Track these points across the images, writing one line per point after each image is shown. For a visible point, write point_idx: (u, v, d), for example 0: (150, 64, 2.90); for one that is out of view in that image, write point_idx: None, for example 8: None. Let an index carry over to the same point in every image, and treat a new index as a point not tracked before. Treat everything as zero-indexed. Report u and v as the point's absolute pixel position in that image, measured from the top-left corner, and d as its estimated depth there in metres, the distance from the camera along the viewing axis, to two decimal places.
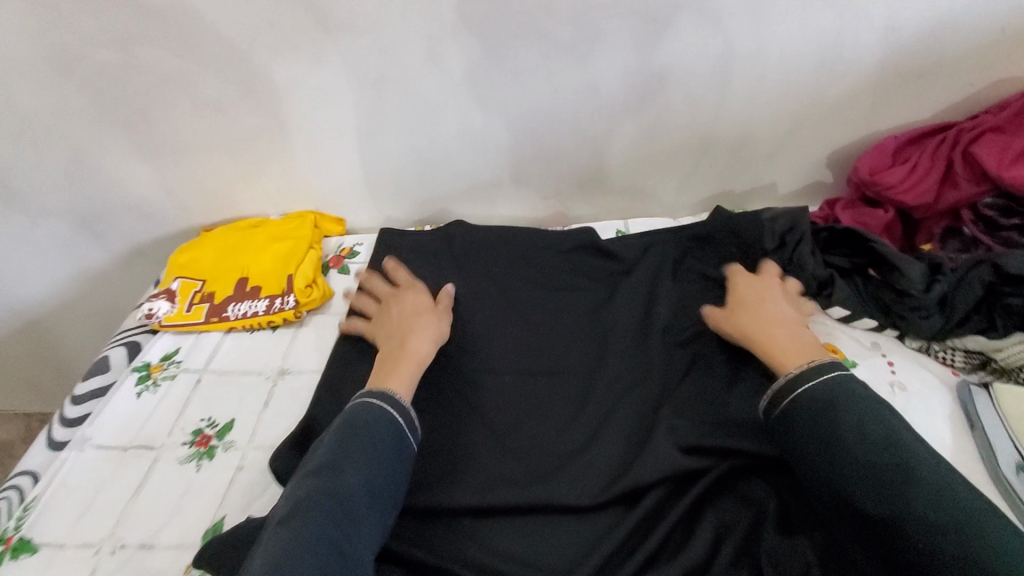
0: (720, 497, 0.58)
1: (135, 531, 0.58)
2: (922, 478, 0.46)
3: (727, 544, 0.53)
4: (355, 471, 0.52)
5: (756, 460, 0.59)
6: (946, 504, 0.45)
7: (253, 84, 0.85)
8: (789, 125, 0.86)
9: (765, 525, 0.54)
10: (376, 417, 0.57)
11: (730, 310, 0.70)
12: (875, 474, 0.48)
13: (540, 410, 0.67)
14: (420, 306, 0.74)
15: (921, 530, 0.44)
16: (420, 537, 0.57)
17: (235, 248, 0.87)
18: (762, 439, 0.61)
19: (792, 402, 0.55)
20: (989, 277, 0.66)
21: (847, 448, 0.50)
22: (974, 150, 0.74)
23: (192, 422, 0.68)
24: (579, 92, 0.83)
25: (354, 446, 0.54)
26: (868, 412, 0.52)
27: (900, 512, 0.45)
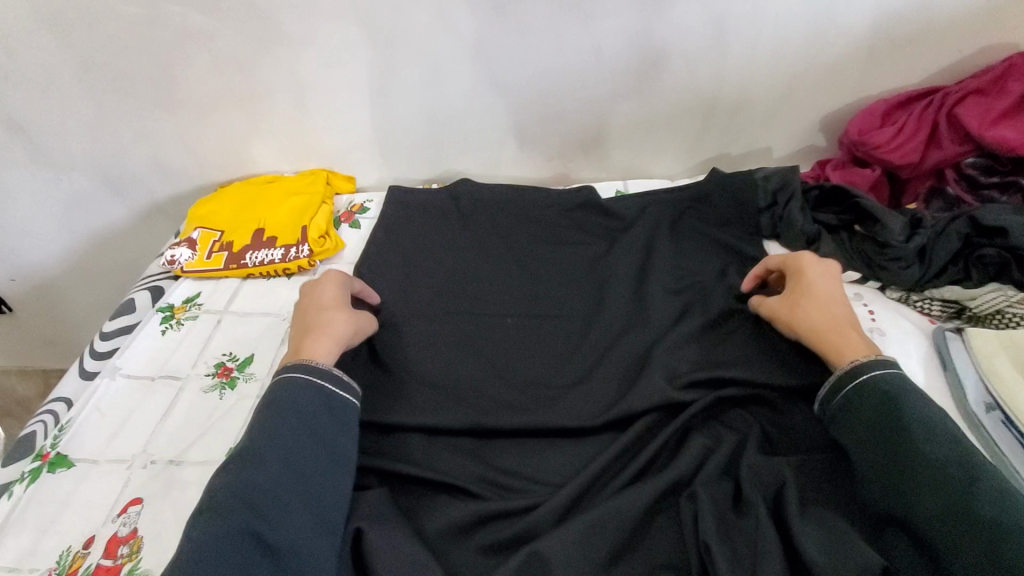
0: (709, 423, 0.63)
1: (163, 449, 0.63)
2: (988, 485, 0.47)
3: (712, 460, 0.58)
4: (277, 455, 0.53)
5: (741, 393, 0.64)
6: (1011, 510, 0.46)
7: (270, 40, 0.88)
8: (784, 90, 0.89)
9: (748, 445, 0.60)
10: (295, 390, 0.58)
11: (793, 302, 0.66)
12: (941, 473, 0.49)
13: (540, 351, 0.72)
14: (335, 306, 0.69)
15: (984, 531, 0.45)
16: (430, 460, 0.62)
17: (253, 201, 0.92)
18: (747, 373, 0.66)
19: (858, 390, 0.56)
20: (966, 230, 0.71)
21: (913, 442, 0.51)
22: (958, 112, 0.77)
23: (214, 356, 0.73)
24: (583, 53, 0.86)
25: (278, 427, 0.54)
26: (932, 413, 0.53)
27: (963, 511, 0.46)
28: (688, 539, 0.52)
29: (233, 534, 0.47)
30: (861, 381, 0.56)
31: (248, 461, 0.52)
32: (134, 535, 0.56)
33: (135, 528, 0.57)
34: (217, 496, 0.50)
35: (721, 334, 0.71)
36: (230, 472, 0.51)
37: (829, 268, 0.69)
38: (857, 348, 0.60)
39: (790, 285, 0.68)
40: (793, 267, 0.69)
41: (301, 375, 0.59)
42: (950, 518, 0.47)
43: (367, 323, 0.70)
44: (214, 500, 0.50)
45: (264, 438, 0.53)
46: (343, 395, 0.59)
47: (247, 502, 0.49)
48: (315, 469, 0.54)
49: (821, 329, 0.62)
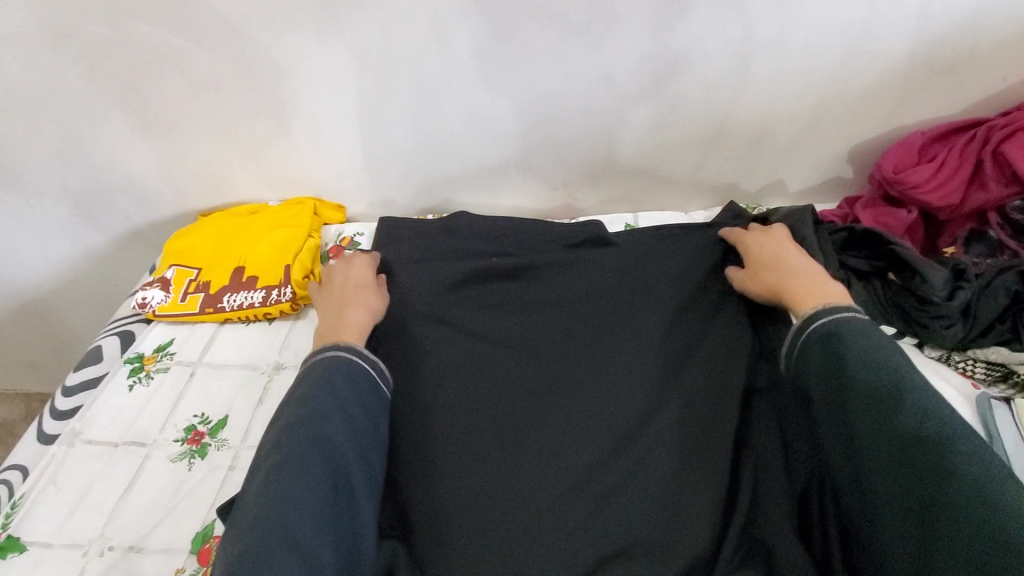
0: (733, 504, 0.57)
1: (124, 533, 0.57)
2: (916, 399, 0.47)
3: (728, 540, 0.55)
4: (339, 417, 0.55)
5: (757, 446, 0.61)
6: (930, 421, 0.46)
7: (251, 63, 0.81)
8: (809, 118, 0.82)
9: (774, 522, 0.55)
10: (336, 364, 0.59)
11: (749, 272, 0.70)
12: (876, 401, 0.48)
13: (541, 410, 0.65)
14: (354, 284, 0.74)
15: (902, 444, 0.46)
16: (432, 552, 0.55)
17: (231, 235, 0.85)
18: (771, 432, 0.61)
19: (810, 344, 0.56)
20: (1016, 285, 0.64)
21: (846, 372, 0.51)
22: (1007, 150, 0.70)
23: (185, 418, 0.67)
24: (591, 78, 0.79)
25: (315, 386, 0.56)
26: (870, 343, 0.52)
27: (891, 429, 0.47)
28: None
29: (312, 489, 0.49)
30: (809, 330, 0.57)
31: (311, 415, 0.53)
32: None
33: None
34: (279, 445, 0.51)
35: (744, 395, 0.64)
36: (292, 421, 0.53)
37: (773, 235, 0.72)
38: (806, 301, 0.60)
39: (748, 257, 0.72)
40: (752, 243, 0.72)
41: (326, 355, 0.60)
42: (884, 440, 0.47)
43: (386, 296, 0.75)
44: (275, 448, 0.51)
45: (323, 397, 0.55)
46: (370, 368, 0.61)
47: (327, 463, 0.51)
48: (368, 438, 0.56)
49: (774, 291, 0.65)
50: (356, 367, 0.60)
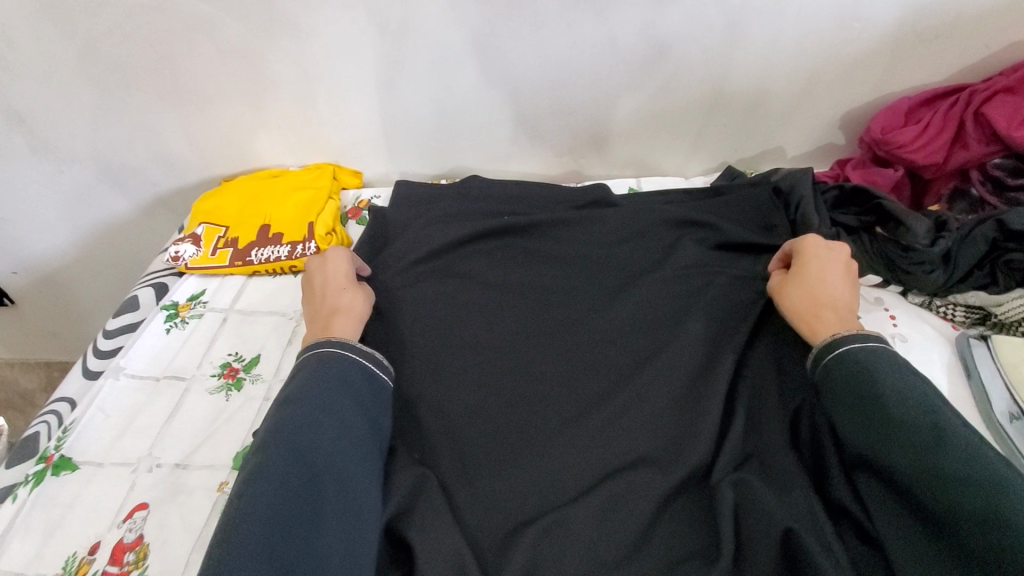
0: (728, 428, 0.62)
1: (170, 453, 0.62)
2: (954, 439, 0.48)
3: (723, 454, 0.59)
4: (330, 424, 0.55)
5: (759, 379, 0.66)
6: (973, 460, 0.46)
7: (275, 31, 0.86)
8: (803, 86, 0.87)
9: (765, 438, 0.60)
10: (336, 368, 0.60)
11: (792, 277, 0.68)
12: (910, 441, 0.49)
13: (551, 348, 0.70)
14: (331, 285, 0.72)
15: (946, 481, 0.46)
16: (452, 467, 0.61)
17: (256, 196, 0.89)
18: (772, 366, 0.67)
19: (832, 360, 0.58)
20: (993, 234, 0.68)
21: (883, 405, 0.51)
22: (986, 111, 0.74)
23: (220, 357, 0.72)
24: (597, 46, 0.84)
25: (307, 403, 0.56)
26: (900, 377, 0.53)
27: (933, 472, 0.47)
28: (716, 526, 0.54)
29: (293, 493, 0.49)
30: (838, 355, 0.57)
31: (298, 425, 0.54)
32: (140, 542, 0.55)
33: (142, 535, 0.56)
34: (256, 453, 0.52)
35: (746, 339, 0.69)
36: (275, 434, 0.53)
37: (834, 251, 0.69)
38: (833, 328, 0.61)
39: (795, 266, 0.69)
40: (804, 252, 0.69)
41: (336, 354, 0.61)
42: (921, 478, 0.47)
43: (368, 294, 0.73)
44: (252, 460, 0.51)
45: (312, 410, 0.55)
46: (361, 364, 0.61)
47: (299, 465, 0.51)
48: (364, 443, 0.56)
49: (806, 308, 0.64)
50: (356, 368, 0.61)
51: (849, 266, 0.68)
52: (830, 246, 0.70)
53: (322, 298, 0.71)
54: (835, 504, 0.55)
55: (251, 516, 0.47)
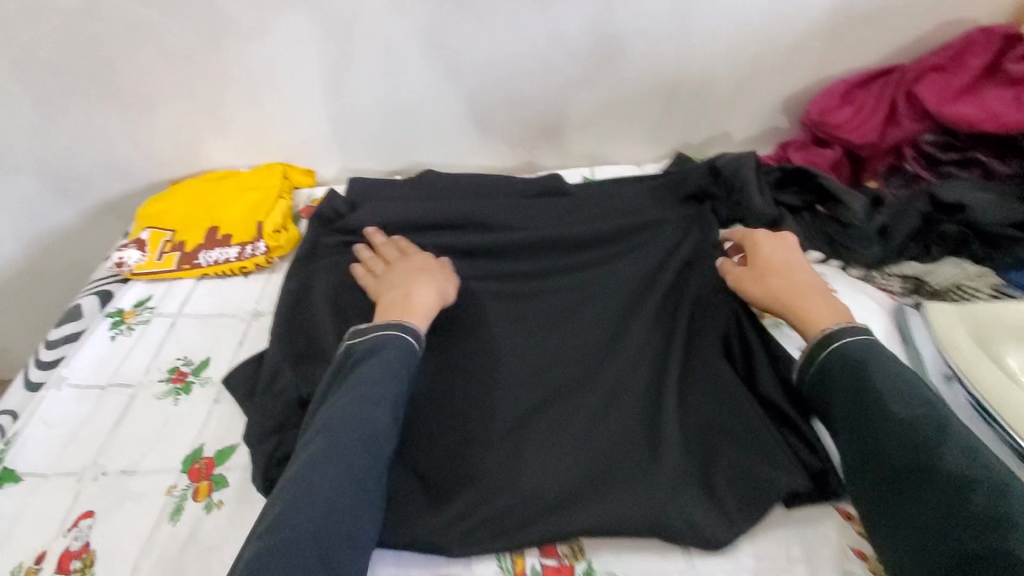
0: (664, 370, 0.63)
1: (116, 460, 0.60)
2: (955, 442, 0.47)
3: (669, 395, 0.60)
4: (369, 435, 0.52)
5: (703, 305, 0.70)
6: (973, 466, 0.45)
7: (219, 32, 0.84)
8: (744, 72, 0.89)
9: (714, 406, 0.60)
10: (401, 354, 0.58)
11: (756, 265, 0.67)
12: (912, 424, 0.49)
13: (504, 331, 0.69)
14: (413, 264, 0.73)
15: (947, 487, 0.45)
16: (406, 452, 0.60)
17: (204, 198, 0.88)
18: (718, 308, 0.69)
19: (830, 353, 0.56)
20: (926, 208, 0.70)
21: (885, 406, 0.50)
22: (916, 89, 0.76)
23: (168, 362, 0.70)
24: (542, 38, 0.85)
25: (372, 386, 0.54)
26: (899, 377, 0.52)
27: (932, 473, 0.46)
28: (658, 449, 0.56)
29: (316, 519, 0.46)
30: (840, 347, 0.56)
31: (359, 409, 0.53)
32: (87, 549, 0.54)
33: (88, 542, 0.54)
34: (320, 430, 0.52)
35: (691, 311, 0.69)
36: (340, 411, 0.53)
37: (784, 242, 0.69)
38: (810, 312, 0.61)
39: (753, 261, 0.68)
40: (757, 247, 0.69)
41: (398, 338, 0.59)
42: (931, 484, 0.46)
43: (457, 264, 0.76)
44: (312, 436, 0.52)
45: (379, 406, 0.53)
46: (396, 356, 0.58)
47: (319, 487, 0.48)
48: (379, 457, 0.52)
49: (779, 292, 0.64)
50: (395, 363, 0.57)
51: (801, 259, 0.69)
52: (779, 239, 0.70)
53: (405, 273, 0.71)
54: (764, 398, 0.60)
55: (306, 505, 0.47)
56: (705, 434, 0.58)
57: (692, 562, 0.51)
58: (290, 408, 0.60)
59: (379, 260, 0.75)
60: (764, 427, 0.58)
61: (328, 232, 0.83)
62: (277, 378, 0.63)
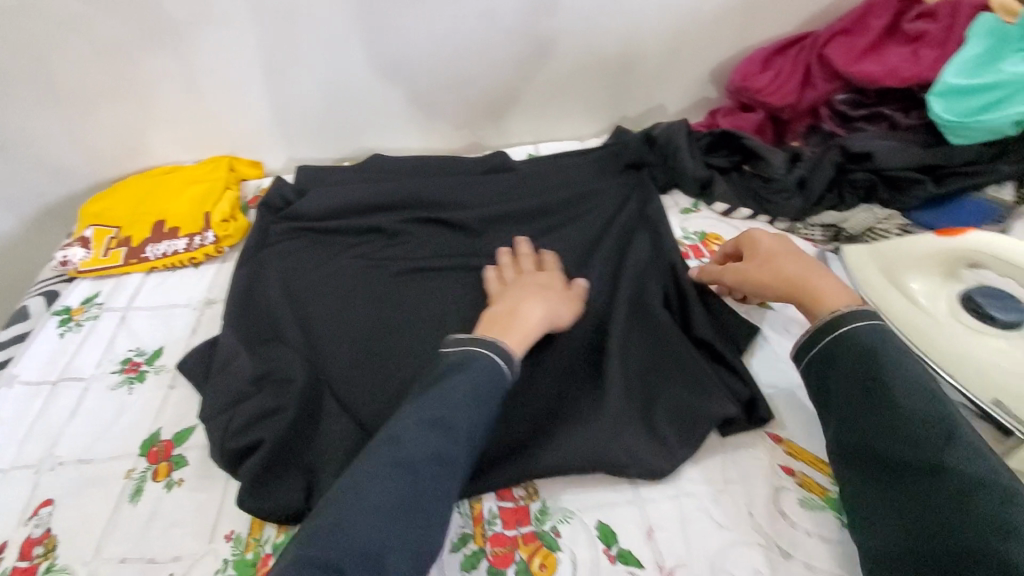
0: (607, 320, 0.66)
1: (73, 449, 0.61)
2: (963, 440, 0.44)
3: (611, 341, 0.63)
4: (429, 453, 0.46)
5: (647, 262, 0.73)
6: (982, 466, 0.43)
7: (153, 25, 0.84)
8: (673, 43, 0.93)
9: (653, 351, 0.64)
10: (488, 371, 0.51)
11: (759, 255, 0.62)
12: (921, 420, 0.46)
13: (454, 298, 0.71)
14: (542, 278, 0.66)
15: (954, 490, 0.42)
16: (355, 407, 0.60)
17: (148, 193, 0.87)
18: (657, 264, 0.72)
19: (837, 339, 0.52)
20: (839, 158, 0.76)
21: (896, 402, 0.47)
22: (826, 52, 0.82)
23: (121, 353, 0.70)
24: (477, 18, 0.87)
25: (451, 406, 0.48)
26: (910, 367, 0.49)
27: (941, 475, 0.43)
28: (602, 386, 0.60)
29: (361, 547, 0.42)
30: (847, 333, 0.52)
31: (433, 429, 0.47)
32: (49, 534, 0.54)
33: (49, 528, 0.55)
34: (386, 443, 0.47)
35: (629, 263, 0.72)
36: (415, 426, 0.47)
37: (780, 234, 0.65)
38: (831, 292, 0.55)
39: (752, 249, 0.63)
40: (752, 235, 0.65)
41: (488, 358, 0.52)
42: (940, 487, 0.43)
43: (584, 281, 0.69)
44: (377, 446, 0.47)
45: (459, 417, 0.48)
46: (487, 371, 0.51)
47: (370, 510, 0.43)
48: (444, 478, 0.46)
49: (792, 274, 0.58)
50: (486, 387, 0.51)
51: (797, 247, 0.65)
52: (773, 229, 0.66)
53: (525, 288, 0.64)
54: (700, 340, 0.64)
55: (354, 524, 0.43)
56: (648, 376, 0.62)
57: (637, 492, 0.55)
58: (245, 383, 0.61)
59: (512, 269, 0.70)
60: (699, 364, 0.62)
61: (276, 219, 0.83)
62: (232, 357, 0.64)
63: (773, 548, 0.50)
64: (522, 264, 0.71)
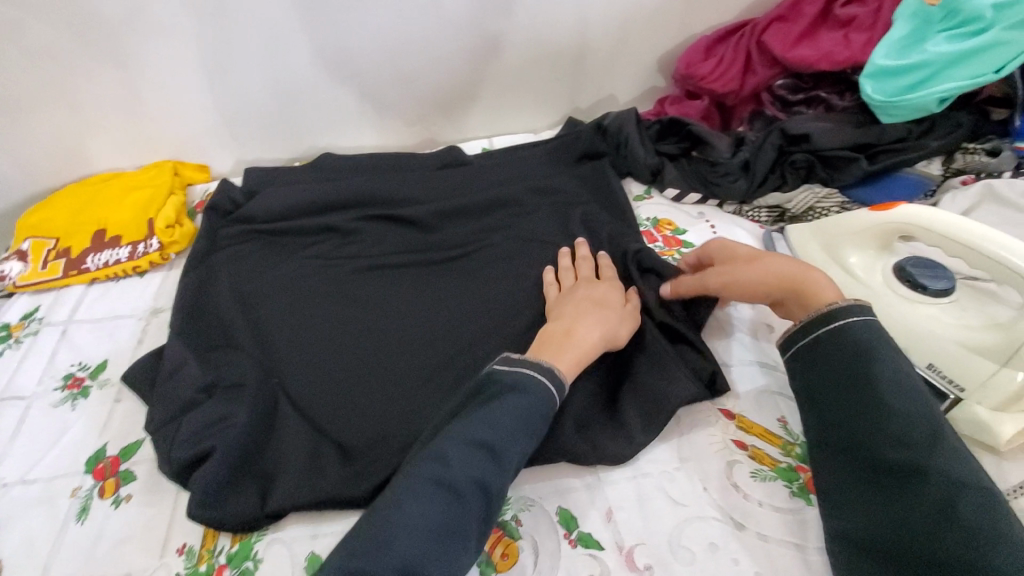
0: None
1: (14, 471, 0.58)
2: (948, 443, 0.44)
3: None
4: (472, 477, 0.43)
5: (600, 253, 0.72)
6: (966, 469, 0.43)
7: (84, 26, 0.80)
8: (620, 33, 0.95)
9: None
10: (541, 401, 0.48)
11: (740, 256, 0.61)
12: (909, 422, 0.45)
13: (410, 294, 0.70)
14: (598, 289, 0.63)
15: (939, 494, 0.42)
16: (312, 409, 0.59)
17: (87, 202, 0.84)
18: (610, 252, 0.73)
19: (828, 337, 0.51)
20: (779, 140, 0.78)
21: (886, 403, 0.46)
22: (765, 38, 0.84)
23: (63, 369, 0.67)
24: (424, 12, 0.86)
25: (501, 429, 0.46)
26: (900, 367, 0.48)
27: (926, 478, 0.43)
28: None
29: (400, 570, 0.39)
30: (840, 330, 0.50)
31: (479, 451, 0.45)
32: None
33: None
34: (432, 460, 0.44)
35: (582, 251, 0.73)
36: (465, 447, 0.44)
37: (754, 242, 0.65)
38: (829, 288, 0.54)
39: (733, 253, 0.62)
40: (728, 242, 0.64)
41: (543, 386, 0.49)
42: (924, 490, 0.42)
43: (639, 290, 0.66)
44: (423, 461, 0.44)
45: (509, 441, 0.45)
46: (540, 397, 0.49)
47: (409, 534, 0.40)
48: (484, 504, 0.44)
49: (785, 269, 0.57)
50: (539, 416, 0.48)
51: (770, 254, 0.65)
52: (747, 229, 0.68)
53: (581, 301, 0.61)
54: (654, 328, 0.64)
55: (396, 544, 0.40)
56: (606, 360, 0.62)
57: (597, 476, 0.55)
58: (194, 392, 0.60)
59: (570, 276, 0.67)
60: (654, 340, 0.62)
61: (225, 223, 0.81)
62: (181, 366, 0.62)
63: (728, 520, 0.51)
64: (580, 268, 0.68)
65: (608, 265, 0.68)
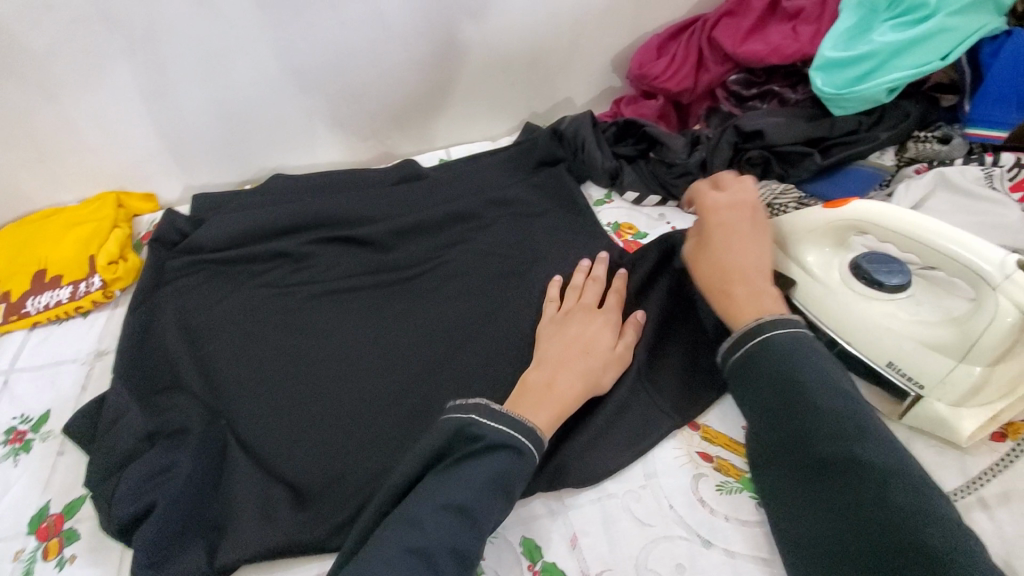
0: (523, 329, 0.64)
1: None
2: (876, 435, 0.43)
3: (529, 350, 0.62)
4: (445, 539, 0.42)
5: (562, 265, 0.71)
6: (895, 459, 0.42)
7: (6, 59, 0.76)
8: (571, 36, 0.93)
9: None
10: (512, 460, 0.46)
11: (698, 239, 0.62)
12: (838, 417, 0.44)
13: (366, 319, 0.68)
14: (590, 323, 0.60)
15: (871, 485, 0.41)
16: (266, 449, 0.57)
17: (24, 242, 0.80)
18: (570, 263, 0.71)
19: (755, 348, 0.50)
20: (734, 138, 0.78)
21: (814, 400, 0.45)
22: (715, 35, 0.83)
23: (4, 423, 0.64)
24: (368, 23, 0.84)
25: (470, 487, 0.44)
26: (824, 366, 0.48)
27: (859, 470, 0.41)
28: None
29: None
30: (759, 342, 0.50)
31: (449, 513, 0.43)
32: None
33: None
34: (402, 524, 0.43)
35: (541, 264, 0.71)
36: (434, 509, 0.43)
37: (739, 203, 0.62)
38: (746, 305, 0.54)
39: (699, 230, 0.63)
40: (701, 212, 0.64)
41: (515, 443, 0.47)
42: (858, 482, 0.41)
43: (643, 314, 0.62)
44: (392, 526, 0.43)
45: (480, 501, 0.44)
46: (513, 455, 0.46)
47: None
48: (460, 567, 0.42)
49: (704, 275, 0.59)
50: (512, 475, 0.46)
51: (754, 217, 0.61)
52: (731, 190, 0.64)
53: (569, 342, 0.58)
54: None
55: None
56: None
57: (562, 499, 0.54)
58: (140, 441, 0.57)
59: (572, 296, 0.64)
60: None
61: (172, 255, 0.78)
62: (125, 413, 0.59)
63: (695, 537, 0.50)
64: (582, 291, 0.64)
65: (615, 289, 0.64)
